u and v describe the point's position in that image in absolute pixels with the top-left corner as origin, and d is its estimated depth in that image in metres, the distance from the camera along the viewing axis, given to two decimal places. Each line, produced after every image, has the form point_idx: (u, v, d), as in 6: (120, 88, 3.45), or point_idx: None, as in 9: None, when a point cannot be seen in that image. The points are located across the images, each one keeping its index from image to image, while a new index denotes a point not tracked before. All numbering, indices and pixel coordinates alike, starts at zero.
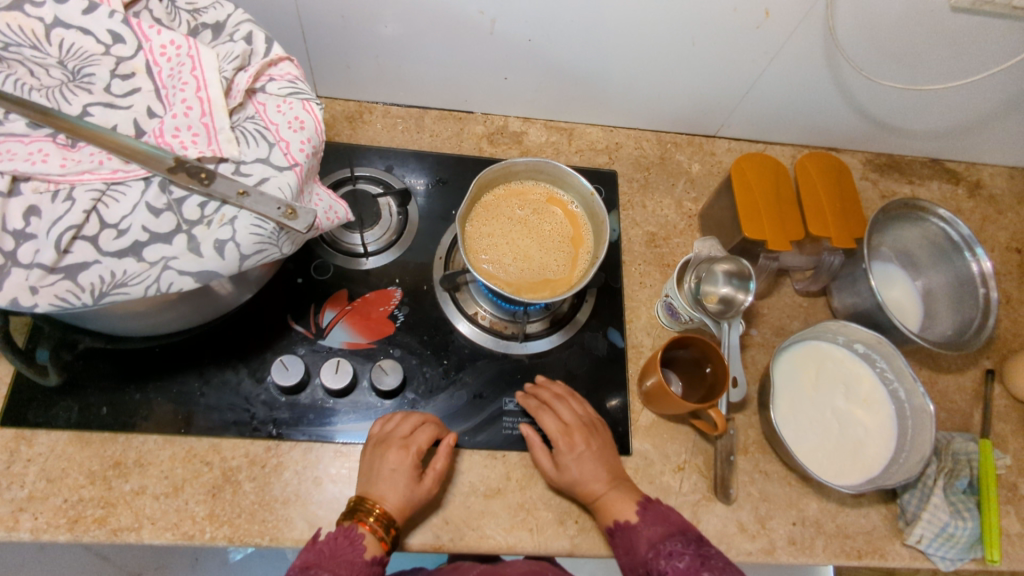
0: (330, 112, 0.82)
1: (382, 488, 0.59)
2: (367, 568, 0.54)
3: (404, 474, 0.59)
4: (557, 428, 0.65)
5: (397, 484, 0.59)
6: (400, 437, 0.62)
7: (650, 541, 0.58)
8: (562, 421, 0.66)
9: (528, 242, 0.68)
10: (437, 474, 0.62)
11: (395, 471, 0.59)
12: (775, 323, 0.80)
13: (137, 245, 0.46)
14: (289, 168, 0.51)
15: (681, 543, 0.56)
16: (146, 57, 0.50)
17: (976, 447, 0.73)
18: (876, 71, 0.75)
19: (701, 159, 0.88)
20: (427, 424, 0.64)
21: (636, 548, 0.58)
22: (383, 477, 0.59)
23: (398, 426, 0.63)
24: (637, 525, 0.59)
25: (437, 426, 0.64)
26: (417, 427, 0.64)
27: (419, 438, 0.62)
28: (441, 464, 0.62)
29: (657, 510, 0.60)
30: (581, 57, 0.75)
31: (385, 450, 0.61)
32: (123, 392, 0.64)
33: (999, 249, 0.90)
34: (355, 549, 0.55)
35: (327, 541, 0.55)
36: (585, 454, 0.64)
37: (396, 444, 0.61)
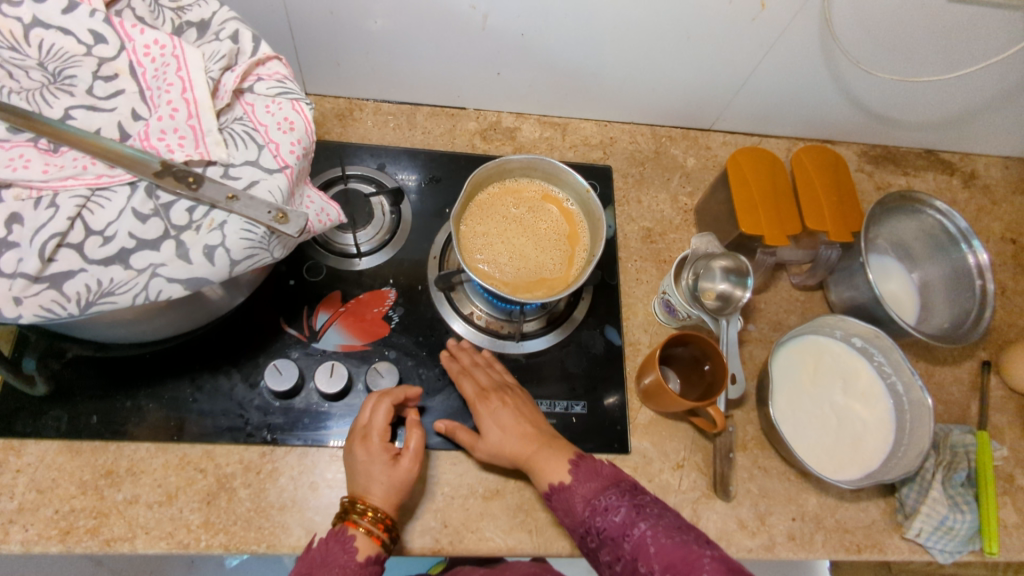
0: (319, 110, 0.81)
1: (363, 483, 0.57)
2: (362, 571, 0.54)
3: (371, 460, 0.58)
4: (473, 392, 0.64)
5: (374, 475, 0.57)
6: (362, 426, 0.61)
7: (585, 498, 0.54)
8: (478, 385, 0.65)
9: (523, 240, 0.67)
10: (413, 451, 0.59)
11: (366, 464, 0.58)
12: (772, 318, 0.79)
13: (124, 252, 0.45)
14: (279, 170, 0.50)
15: (615, 495, 0.53)
16: (129, 58, 0.48)
17: (973, 439, 0.73)
18: (872, 63, 0.74)
19: (696, 153, 0.88)
20: (379, 398, 0.62)
21: (574, 508, 0.55)
22: (360, 472, 0.58)
23: (360, 415, 0.62)
24: (570, 485, 0.56)
25: (392, 398, 0.62)
26: (372, 406, 0.62)
27: (376, 420, 0.60)
28: (413, 440, 0.60)
29: (589, 465, 0.58)
30: (574, 51, 0.74)
31: (352, 445, 0.60)
32: (114, 400, 0.63)
33: (994, 240, 0.90)
34: (347, 553, 0.54)
35: (319, 548, 0.55)
36: (502, 413, 0.63)
37: (357, 436, 0.60)
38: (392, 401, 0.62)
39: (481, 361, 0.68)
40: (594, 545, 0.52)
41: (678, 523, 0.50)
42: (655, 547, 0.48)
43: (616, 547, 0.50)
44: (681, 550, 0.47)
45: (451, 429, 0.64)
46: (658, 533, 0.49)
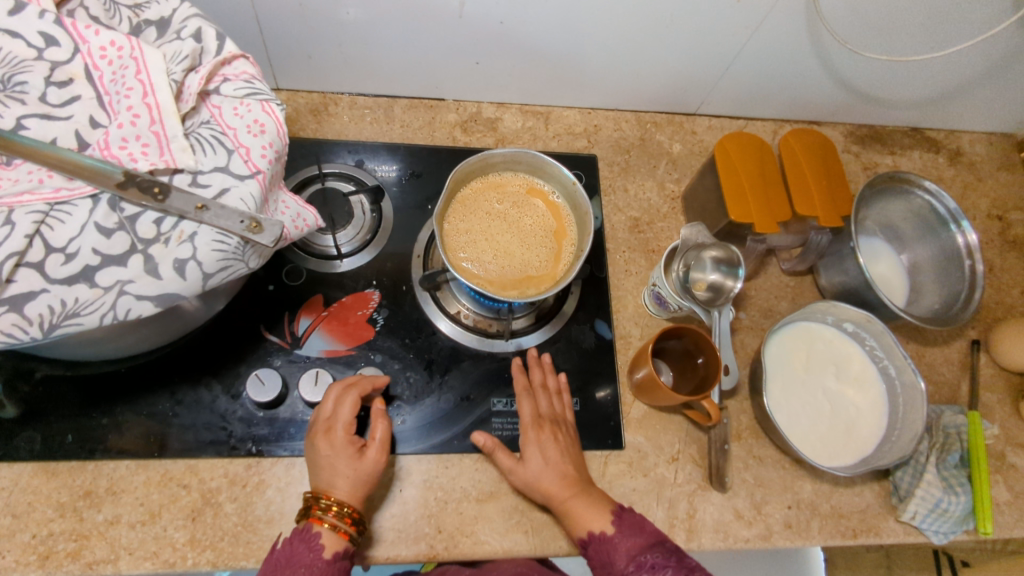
0: (292, 106, 0.78)
1: (327, 477, 0.56)
2: (329, 568, 0.52)
3: (336, 456, 0.56)
4: (530, 417, 0.63)
5: (338, 469, 0.56)
6: (324, 419, 0.58)
7: (630, 554, 0.54)
8: (537, 411, 0.64)
9: (509, 237, 0.65)
10: (379, 443, 0.58)
11: (330, 458, 0.56)
12: (763, 305, 0.79)
13: (89, 270, 0.42)
14: (251, 176, 0.47)
15: (662, 554, 0.53)
16: (85, 62, 0.45)
17: (965, 419, 0.73)
18: (858, 43, 0.73)
19: (682, 138, 0.86)
20: (349, 390, 0.60)
21: (613, 563, 0.55)
22: (324, 467, 0.56)
23: (321, 407, 0.59)
24: (612, 537, 0.56)
25: (358, 390, 0.60)
26: (338, 398, 0.60)
27: (342, 414, 0.58)
28: (380, 432, 0.58)
29: (632, 518, 0.58)
30: (555, 37, 0.72)
31: (313, 438, 0.57)
32: (89, 417, 0.60)
33: (981, 217, 0.90)
34: (312, 551, 0.53)
35: (284, 547, 0.53)
36: (551, 447, 0.61)
37: (320, 429, 0.58)
38: (358, 392, 0.60)
39: (550, 387, 0.67)
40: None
41: None
42: None
43: None
44: None
45: (491, 448, 0.62)
46: None
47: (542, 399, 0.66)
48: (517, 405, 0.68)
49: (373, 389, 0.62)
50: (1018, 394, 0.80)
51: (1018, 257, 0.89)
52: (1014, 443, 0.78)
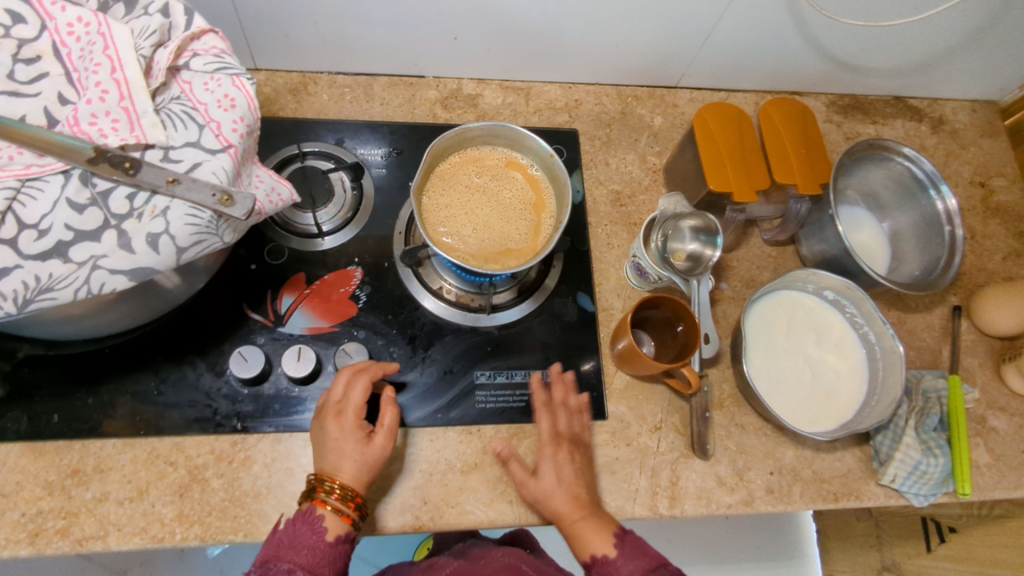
0: (271, 86, 0.77)
1: (334, 460, 0.56)
2: (332, 550, 0.53)
3: (346, 440, 0.57)
4: (549, 434, 0.63)
5: (345, 452, 0.56)
6: (334, 403, 0.59)
7: None
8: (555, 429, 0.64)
9: (488, 210, 0.66)
10: (386, 429, 0.59)
11: (339, 441, 0.57)
12: (745, 275, 0.79)
13: (62, 246, 0.43)
14: (222, 150, 0.47)
15: None
16: (52, 38, 0.45)
17: (945, 383, 0.74)
18: (836, 9, 0.73)
19: (663, 111, 0.86)
20: (358, 375, 0.61)
21: None
22: (331, 448, 0.57)
23: (331, 389, 0.60)
24: (615, 560, 0.54)
25: (369, 375, 0.61)
26: (348, 383, 0.60)
27: (352, 398, 0.59)
28: (389, 417, 0.59)
29: (635, 540, 0.56)
30: (532, 11, 0.71)
31: (324, 420, 0.58)
32: (74, 397, 0.61)
33: (964, 184, 0.90)
34: (315, 534, 0.53)
35: (285, 529, 0.53)
36: (566, 462, 0.61)
37: (332, 411, 0.59)
38: (368, 378, 0.61)
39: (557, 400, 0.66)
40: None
41: None
42: None
43: None
44: None
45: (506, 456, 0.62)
46: None
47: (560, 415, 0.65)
48: (500, 377, 0.69)
49: (383, 374, 0.63)
50: (999, 358, 0.81)
51: (999, 224, 0.89)
52: (994, 407, 0.79)
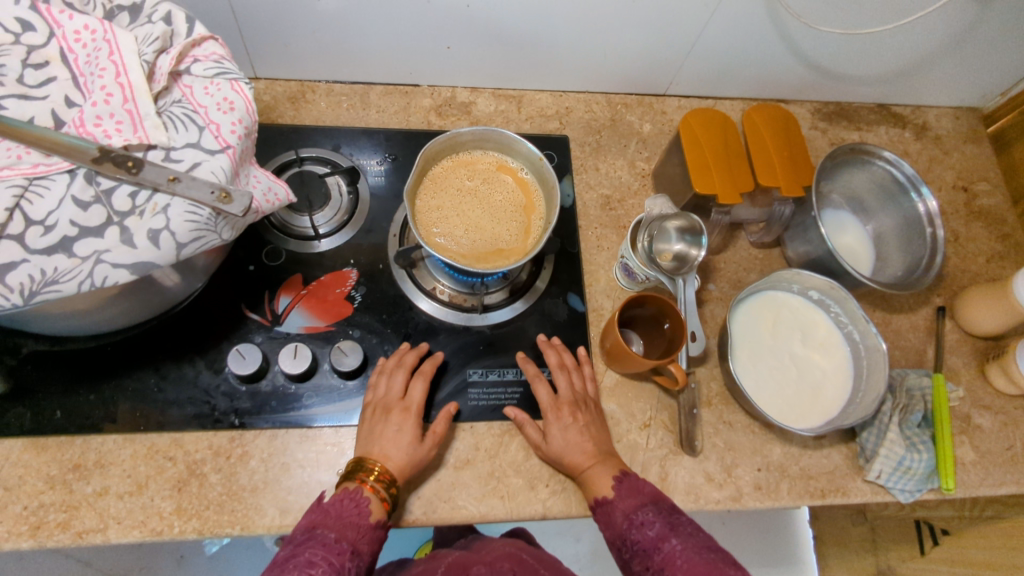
0: (271, 94, 0.80)
1: (384, 449, 0.61)
2: (371, 533, 0.55)
3: (405, 432, 0.62)
4: (550, 400, 0.67)
5: (399, 443, 0.61)
6: (397, 399, 0.64)
7: (624, 513, 0.58)
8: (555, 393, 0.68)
9: (479, 212, 0.68)
10: (437, 434, 0.64)
11: (396, 433, 0.62)
12: (732, 277, 0.81)
13: (67, 241, 0.45)
14: (221, 151, 0.49)
15: (652, 511, 0.57)
16: (60, 45, 0.47)
17: (929, 381, 0.76)
18: (815, 18, 0.75)
19: (652, 118, 0.88)
20: (417, 376, 0.66)
21: (612, 521, 0.58)
22: (385, 438, 0.61)
23: (391, 387, 0.65)
24: (612, 500, 0.59)
25: (427, 379, 0.66)
26: (407, 386, 0.66)
27: (414, 396, 0.65)
28: (441, 425, 0.64)
29: (633, 481, 0.60)
30: (524, 21, 0.74)
31: (383, 413, 0.63)
32: (77, 394, 0.63)
33: (947, 189, 0.92)
34: (360, 513, 0.55)
35: (333, 502, 0.55)
36: (570, 427, 0.65)
37: (391, 407, 0.64)
38: (426, 381, 0.66)
39: (569, 363, 0.70)
40: (627, 555, 0.56)
41: (710, 544, 0.53)
42: (684, 563, 0.51)
43: (647, 559, 0.54)
44: (707, 567, 0.50)
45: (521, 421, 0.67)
46: (689, 551, 0.52)
47: (574, 376, 0.70)
48: (492, 375, 0.71)
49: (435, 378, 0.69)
50: (983, 358, 0.83)
51: (982, 227, 0.91)
52: (979, 405, 0.80)
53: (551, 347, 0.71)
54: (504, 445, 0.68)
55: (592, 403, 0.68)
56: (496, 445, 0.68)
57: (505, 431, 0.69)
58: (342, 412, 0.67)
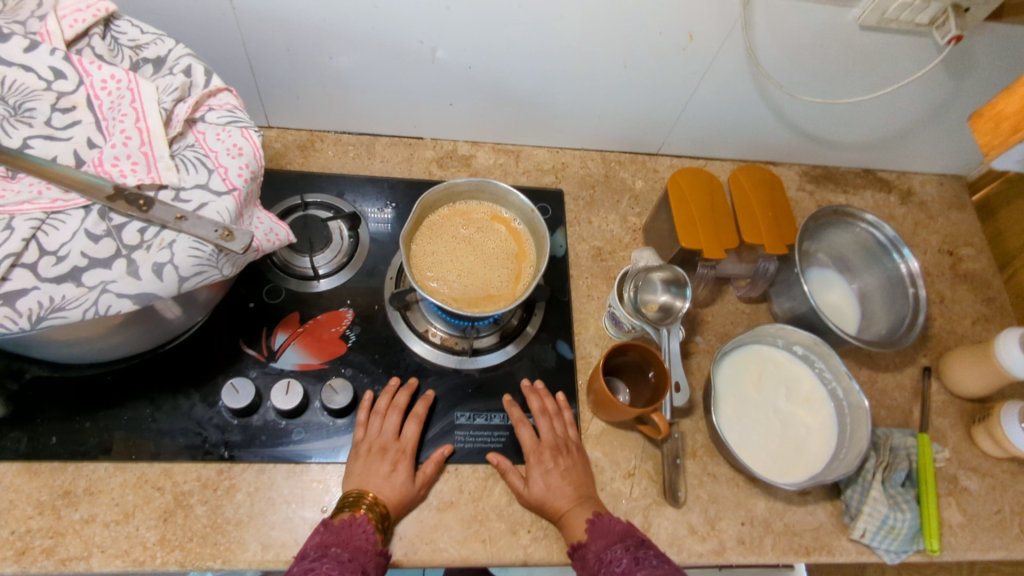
0: (282, 142, 0.84)
1: (375, 484, 0.63)
2: (374, 557, 0.57)
3: (398, 472, 0.65)
4: (532, 444, 0.69)
5: (391, 481, 0.64)
6: (391, 439, 0.66)
7: (596, 553, 0.59)
8: (537, 437, 0.70)
9: (472, 259, 0.70)
10: (427, 475, 0.66)
11: (390, 472, 0.64)
12: (720, 330, 0.83)
13: (77, 271, 0.48)
14: (227, 193, 0.52)
15: (621, 549, 0.57)
16: (87, 92, 0.52)
17: (914, 441, 0.77)
18: (797, 88, 0.80)
19: (644, 176, 0.92)
20: (409, 416, 0.69)
21: (587, 563, 0.59)
22: (376, 475, 0.63)
23: (382, 426, 0.67)
24: (585, 542, 0.60)
25: (417, 420, 0.69)
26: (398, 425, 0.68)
27: (407, 436, 0.67)
28: (431, 466, 0.67)
29: (604, 523, 0.61)
30: (523, 82, 0.79)
31: (376, 451, 0.65)
32: (73, 422, 0.64)
33: (932, 252, 0.95)
34: (365, 536, 0.57)
35: (340, 523, 0.58)
36: (552, 471, 0.67)
37: (384, 446, 0.66)
38: (416, 422, 0.69)
39: (551, 409, 0.72)
40: None
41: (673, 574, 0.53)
42: None
43: None
44: None
45: (504, 467, 0.68)
46: None
47: (555, 422, 0.71)
48: (479, 419, 0.72)
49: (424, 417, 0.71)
50: (969, 420, 0.83)
51: (968, 290, 0.93)
52: (967, 467, 0.80)
53: (535, 393, 0.73)
54: (487, 489, 0.69)
55: (574, 447, 0.70)
56: (480, 488, 0.69)
57: (489, 475, 0.70)
58: (329, 448, 0.68)
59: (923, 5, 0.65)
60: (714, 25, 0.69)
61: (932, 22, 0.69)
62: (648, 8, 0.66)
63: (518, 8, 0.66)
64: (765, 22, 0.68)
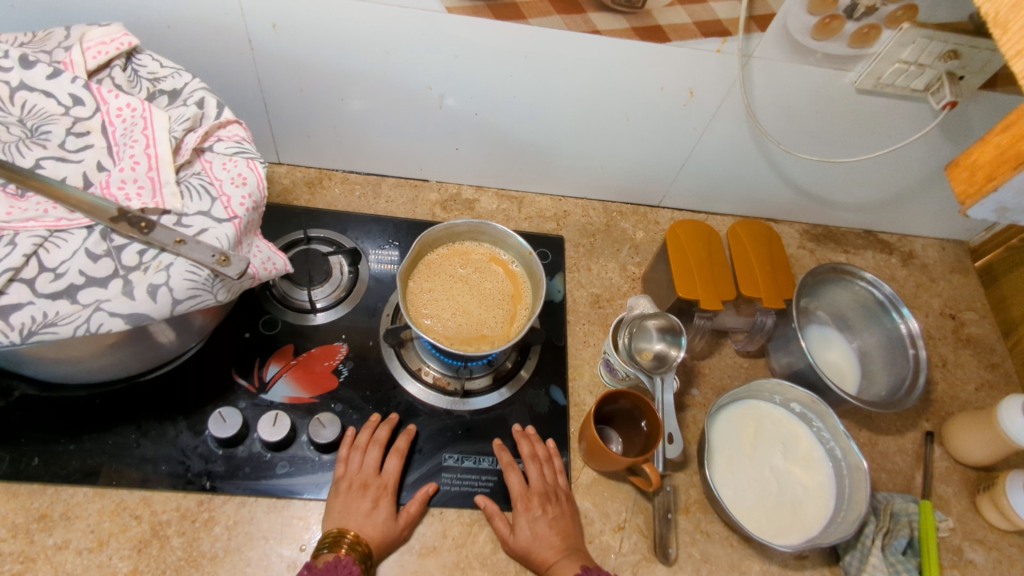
0: (291, 178, 0.87)
1: (357, 522, 0.62)
2: None
3: (380, 509, 0.63)
4: (520, 489, 0.67)
5: (373, 521, 0.62)
6: (373, 475, 0.65)
7: None
8: (526, 482, 0.68)
9: (468, 298, 0.71)
10: (411, 516, 0.65)
11: (372, 511, 0.63)
12: (716, 383, 0.82)
13: (72, 288, 0.48)
14: (228, 220, 0.54)
15: None
16: (102, 118, 0.54)
17: (917, 507, 0.74)
18: (797, 147, 0.81)
19: (645, 227, 0.93)
20: (392, 452, 0.68)
21: None
22: (357, 514, 0.62)
23: (365, 463, 0.66)
24: None
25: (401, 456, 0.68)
26: (382, 462, 0.67)
27: (389, 473, 0.66)
28: (415, 506, 0.65)
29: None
30: (527, 131, 0.81)
31: (360, 490, 0.64)
32: (57, 443, 0.64)
33: (934, 315, 0.94)
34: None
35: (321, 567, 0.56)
36: (539, 518, 0.65)
37: (367, 484, 0.65)
38: (400, 458, 0.68)
39: (541, 454, 0.71)
40: None
41: None
42: None
43: None
44: None
45: (491, 512, 0.66)
46: None
47: (545, 468, 0.70)
48: (467, 461, 0.71)
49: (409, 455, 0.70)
50: (974, 489, 0.81)
51: (971, 355, 0.92)
52: (971, 538, 0.77)
53: (524, 437, 0.72)
54: (472, 536, 0.67)
55: (562, 495, 0.68)
56: (464, 534, 0.67)
57: (475, 520, 0.68)
58: (312, 484, 0.66)
59: (917, 70, 0.67)
60: (714, 83, 0.71)
61: (927, 88, 0.70)
62: (650, 63, 0.68)
63: (524, 58, 0.69)
64: (763, 81, 0.70)
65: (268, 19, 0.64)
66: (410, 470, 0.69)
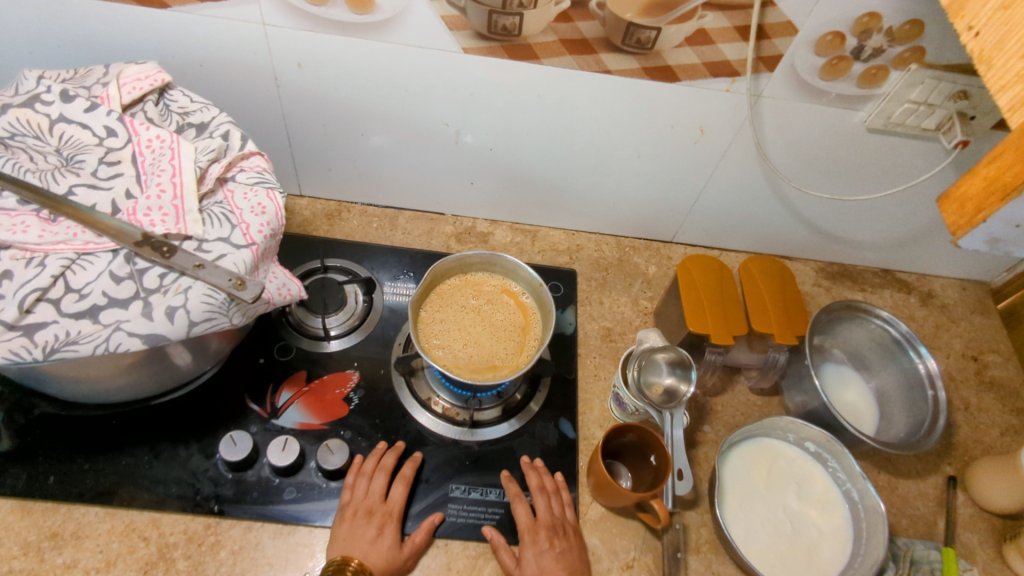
0: (311, 210, 0.89)
1: (361, 550, 0.61)
2: None
3: (384, 537, 0.63)
4: (527, 522, 0.66)
5: (376, 549, 0.62)
6: (378, 502, 0.65)
7: None
8: (533, 515, 0.67)
9: (479, 329, 0.71)
10: (415, 545, 0.64)
11: (376, 538, 0.63)
12: (729, 420, 0.81)
13: (95, 309, 0.50)
14: (246, 246, 0.56)
15: None
16: (133, 149, 0.57)
17: (939, 554, 0.71)
18: (810, 185, 0.82)
19: (658, 262, 0.94)
20: (397, 479, 0.68)
21: None
22: (361, 542, 0.62)
23: (371, 489, 0.66)
24: None
25: (406, 484, 0.68)
26: (388, 489, 0.67)
27: (394, 500, 0.66)
28: (419, 535, 0.65)
29: None
30: (541, 167, 0.83)
31: (365, 517, 0.64)
32: (73, 462, 0.65)
33: (955, 356, 0.92)
34: None
35: None
36: (545, 552, 0.64)
37: (372, 511, 0.65)
38: (404, 486, 0.68)
39: (549, 486, 0.70)
40: None
41: None
42: None
43: None
44: None
45: (496, 544, 0.66)
46: None
47: (552, 500, 0.69)
48: (474, 493, 0.70)
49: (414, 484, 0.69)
50: (1000, 538, 0.77)
51: (995, 398, 0.89)
52: None
53: (532, 468, 0.72)
54: (477, 569, 0.67)
55: (569, 529, 0.67)
56: (469, 567, 0.67)
57: (480, 553, 0.68)
58: (319, 511, 0.67)
59: (927, 110, 0.68)
60: (725, 120, 0.72)
61: (938, 128, 0.71)
62: (661, 102, 0.70)
63: (538, 96, 0.71)
64: (774, 120, 0.71)
65: (294, 57, 0.67)
66: (416, 499, 0.69)
